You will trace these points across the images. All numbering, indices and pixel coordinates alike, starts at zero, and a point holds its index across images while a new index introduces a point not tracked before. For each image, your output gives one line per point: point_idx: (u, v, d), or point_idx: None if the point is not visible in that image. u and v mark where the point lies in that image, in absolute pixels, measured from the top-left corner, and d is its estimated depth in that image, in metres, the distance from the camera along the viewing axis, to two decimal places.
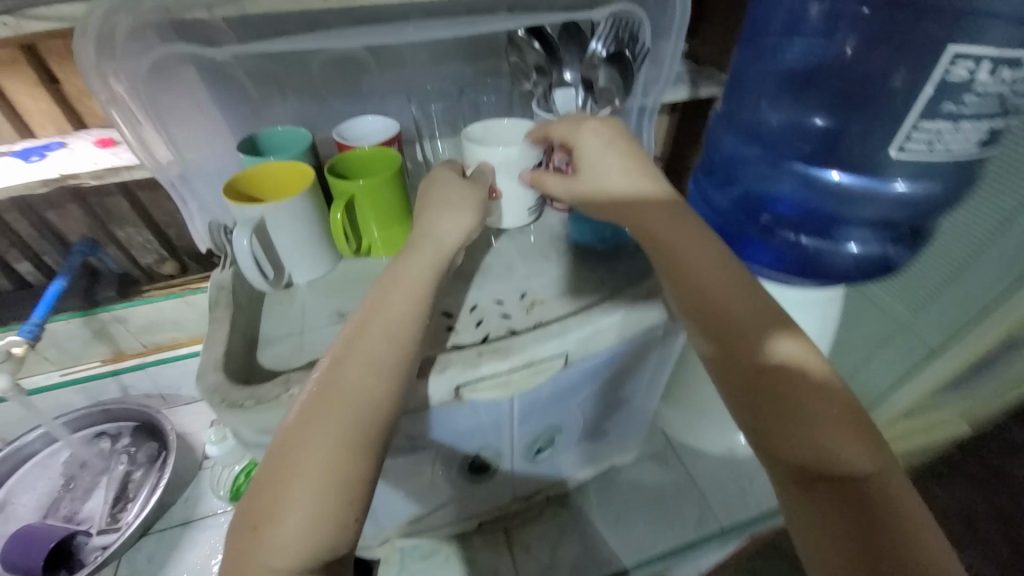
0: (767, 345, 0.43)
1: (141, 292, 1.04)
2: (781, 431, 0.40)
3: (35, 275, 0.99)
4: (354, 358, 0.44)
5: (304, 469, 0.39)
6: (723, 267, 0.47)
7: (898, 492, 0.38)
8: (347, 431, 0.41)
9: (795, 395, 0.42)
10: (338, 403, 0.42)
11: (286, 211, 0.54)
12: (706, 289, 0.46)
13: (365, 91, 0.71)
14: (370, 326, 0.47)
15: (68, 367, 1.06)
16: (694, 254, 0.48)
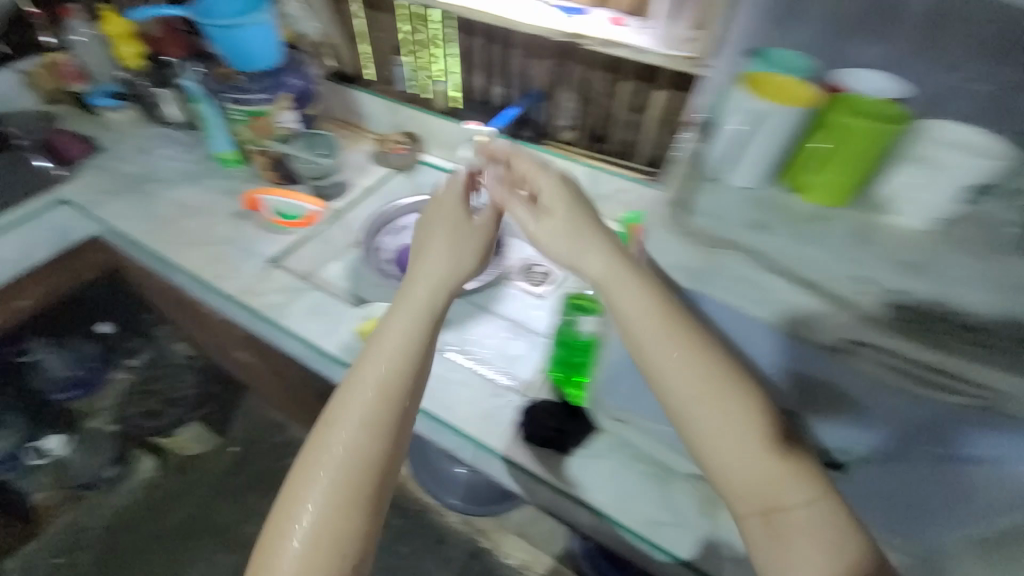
0: (750, 425, 0.67)
1: (545, 144, 1.34)
2: (762, 488, 0.67)
3: (498, 98, 1.37)
4: (382, 357, 0.76)
5: (365, 403, 0.74)
6: (716, 380, 0.67)
7: (818, 513, 0.65)
8: (390, 381, 0.75)
9: (776, 470, 0.67)
10: (377, 373, 0.75)
11: (780, 118, 0.58)
12: (709, 421, 0.68)
13: (907, 36, 0.61)
14: (394, 326, 0.78)
15: None
16: (700, 411, 0.68)
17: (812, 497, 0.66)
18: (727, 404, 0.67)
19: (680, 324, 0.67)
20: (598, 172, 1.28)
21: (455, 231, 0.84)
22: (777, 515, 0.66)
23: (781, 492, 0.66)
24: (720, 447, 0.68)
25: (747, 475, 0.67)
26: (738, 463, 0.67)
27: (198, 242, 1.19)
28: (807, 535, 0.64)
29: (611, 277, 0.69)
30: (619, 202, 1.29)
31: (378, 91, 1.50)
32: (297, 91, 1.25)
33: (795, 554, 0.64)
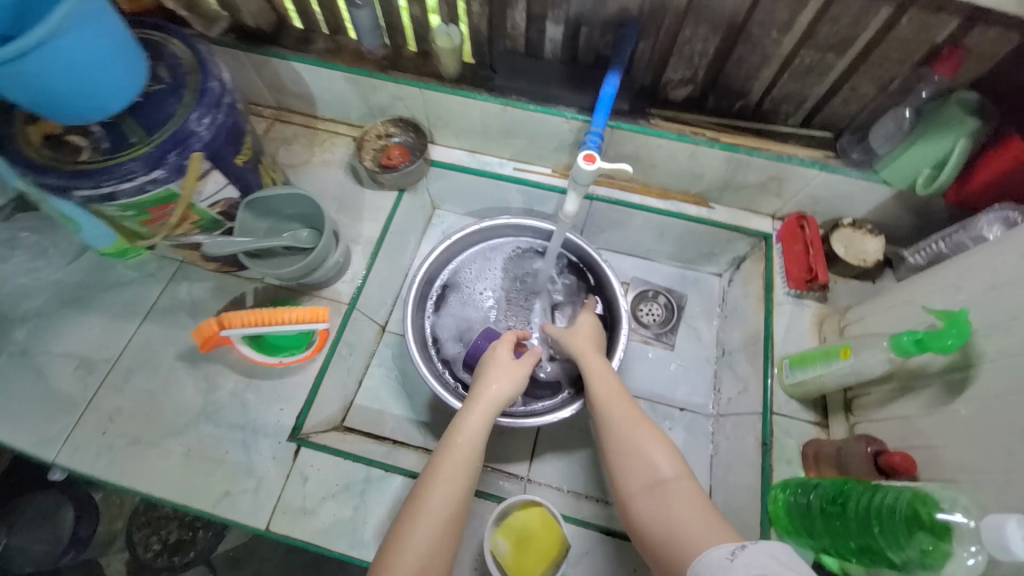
0: (659, 460, 0.58)
1: (651, 121, 0.81)
2: (611, 422, 0.63)
3: (553, 44, 0.80)
4: (462, 462, 0.59)
5: (433, 534, 0.54)
6: (613, 396, 0.66)
7: (676, 487, 0.55)
8: (464, 474, 0.59)
9: (613, 419, 0.63)
10: (452, 488, 0.57)
11: None
12: (590, 373, 0.70)
13: None
14: (471, 424, 0.63)
15: (521, 163, 0.96)
16: (601, 380, 0.68)
17: (695, 484, 0.56)
18: (627, 412, 0.63)
19: (598, 360, 0.72)
20: (745, 157, 0.80)
21: (511, 367, 0.70)
22: (664, 488, 0.55)
23: (666, 466, 0.57)
24: (624, 455, 0.60)
25: (640, 452, 0.59)
26: (643, 468, 0.58)
27: (155, 432, 0.73)
28: (687, 511, 0.53)
29: (586, 353, 0.73)
30: (769, 195, 0.86)
31: (331, 57, 0.87)
32: (219, 133, 0.62)
33: (672, 520, 0.52)
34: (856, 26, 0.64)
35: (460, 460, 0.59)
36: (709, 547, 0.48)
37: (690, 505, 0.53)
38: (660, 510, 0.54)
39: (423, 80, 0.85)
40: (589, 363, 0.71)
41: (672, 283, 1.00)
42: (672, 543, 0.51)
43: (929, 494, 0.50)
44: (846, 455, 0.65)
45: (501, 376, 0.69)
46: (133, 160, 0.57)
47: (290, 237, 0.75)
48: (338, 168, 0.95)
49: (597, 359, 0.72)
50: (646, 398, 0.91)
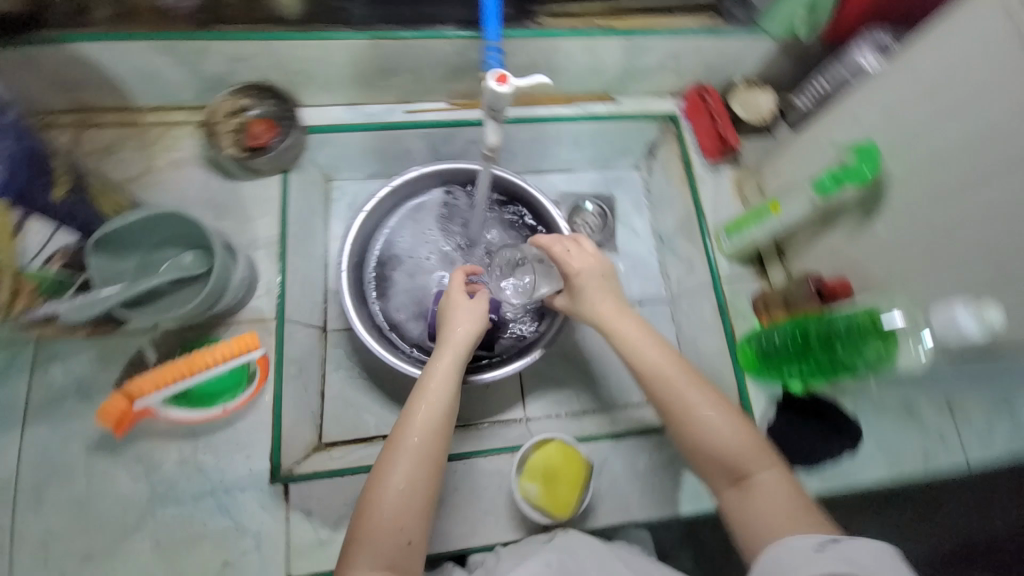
0: (734, 442, 0.54)
1: (539, 22, 0.75)
2: (679, 403, 0.56)
3: None
4: (432, 413, 0.55)
5: (412, 490, 0.51)
6: (668, 361, 0.59)
7: (768, 483, 0.52)
8: (438, 425, 0.54)
9: (686, 404, 0.56)
10: (426, 429, 0.54)
11: None
12: (635, 345, 0.60)
13: None
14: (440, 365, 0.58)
15: (410, 104, 0.85)
16: (649, 352, 0.60)
17: (780, 471, 0.53)
18: (695, 390, 0.57)
19: (639, 323, 0.62)
20: (641, 40, 0.77)
21: (472, 305, 0.64)
22: (748, 478, 0.53)
23: (745, 452, 0.54)
24: (704, 440, 0.55)
25: (714, 435, 0.54)
26: (724, 453, 0.54)
27: (105, 537, 0.61)
28: (774, 505, 0.50)
29: (623, 324, 0.62)
30: (667, 74, 0.85)
31: (128, 27, 0.67)
32: (15, 166, 0.46)
33: (765, 515, 0.50)
34: None
35: (434, 408, 0.55)
36: (787, 536, 0.47)
37: (780, 496, 0.51)
38: (747, 505, 0.52)
39: (263, 29, 0.69)
40: (626, 330, 0.61)
41: (597, 187, 0.99)
42: (757, 537, 0.50)
43: (870, 311, 0.57)
44: (792, 294, 0.72)
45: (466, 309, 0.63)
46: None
47: (170, 266, 0.61)
48: (196, 163, 0.78)
49: (614, 305, 0.63)
50: None
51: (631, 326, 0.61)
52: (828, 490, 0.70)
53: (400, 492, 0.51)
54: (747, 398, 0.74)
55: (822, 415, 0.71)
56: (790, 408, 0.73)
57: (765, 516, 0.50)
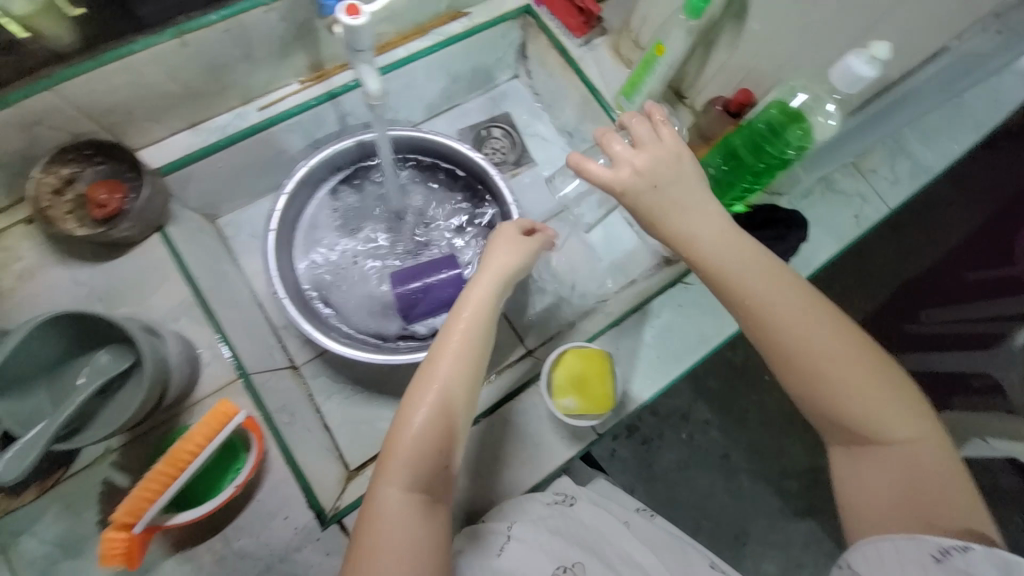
0: (858, 401, 0.47)
1: None
2: (808, 352, 0.47)
3: None
4: (453, 369, 0.50)
5: (425, 450, 0.48)
6: (798, 295, 0.49)
7: (903, 440, 0.47)
8: (457, 379, 0.50)
9: (817, 354, 0.47)
10: (456, 369, 0.50)
11: None
12: (757, 286, 0.49)
13: None
14: (470, 297, 0.54)
15: (261, 99, 0.75)
16: (779, 298, 0.48)
17: (938, 448, 0.47)
18: (843, 343, 0.48)
19: (780, 272, 0.49)
20: None
21: (516, 239, 0.60)
22: (868, 443, 0.47)
23: (904, 421, 0.47)
24: (834, 393, 0.47)
25: (857, 399, 0.47)
26: (852, 414, 0.47)
27: None
28: (892, 474, 0.46)
29: (746, 261, 0.49)
30: None
31: None
32: None
33: (878, 476, 0.47)
34: None
35: (458, 363, 0.51)
36: (900, 533, 0.44)
37: (904, 458, 0.46)
38: (862, 474, 0.48)
39: (46, 75, 0.57)
40: (740, 269, 0.49)
41: (490, 111, 0.97)
42: (861, 509, 0.47)
43: (773, 102, 0.61)
44: (705, 126, 0.75)
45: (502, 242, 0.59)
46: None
47: (88, 373, 0.52)
48: (53, 264, 0.65)
49: (719, 227, 0.51)
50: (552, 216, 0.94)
51: (761, 253, 0.50)
52: None
53: (428, 426, 0.49)
54: None
55: (772, 221, 0.77)
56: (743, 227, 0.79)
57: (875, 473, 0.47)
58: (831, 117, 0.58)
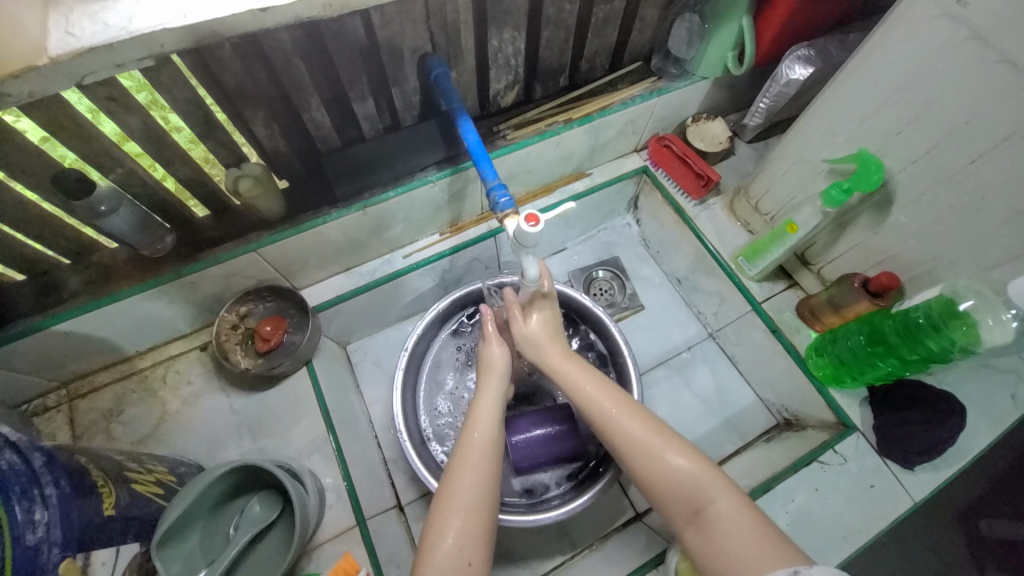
0: (705, 487, 0.49)
1: (507, 137, 0.77)
2: (638, 454, 0.52)
3: (370, 121, 0.68)
4: (480, 457, 0.54)
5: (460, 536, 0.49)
6: (623, 402, 0.56)
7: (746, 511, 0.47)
8: (486, 471, 0.53)
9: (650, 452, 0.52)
10: (479, 467, 0.53)
11: None
12: (595, 395, 0.57)
13: None
14: (480, 404, 0.59)
15: (406, 247, 0.84)
16: (593, 402, 0.57)
17: (737, 497, 0.47)
18: (632, 423, 0.54)
19: (587, 374, 0.59)
20: (601, 120, 0.81)
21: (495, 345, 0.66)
22: (703, 514, 0.48)
23: (699, 481, 0.49)
24: (678, 484, 0.49)
25: (660, 468, 0.51)
26: (676, 485, 0.49)
27: None
28: (737, 539, 0.45)
29: (589, 372, 0.59)
30: (629, 137, 0.89)
31: (107, 289, 0.63)
32: (67, 506, 0.41)
33: (724, 547, 0.45)
34: None
35: (483, 459, 0.54)
36: (754, 572, 0.41)
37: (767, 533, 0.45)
38: (707, 547, 0.46)
39: (251, 239, 0.67)
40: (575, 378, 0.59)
41: (599, 254, 1.02)
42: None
43: (936, 297, 0.60)
44: (838, 298, 0.73)
45: (501, 340, 0.65)
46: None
47: (243, 525, 0.55)
48: (215, 391, 0.73)
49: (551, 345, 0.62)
50: (661, 361, 0.93)
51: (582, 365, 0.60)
52: (954, 471, 0.69)
53: (460, 533, 0.49)
54: (841, 412, 0.75)
55: (920, 400, 0.71)
56: (885, 405, 0.73)
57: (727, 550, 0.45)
58: (1014, 319, 0.54)
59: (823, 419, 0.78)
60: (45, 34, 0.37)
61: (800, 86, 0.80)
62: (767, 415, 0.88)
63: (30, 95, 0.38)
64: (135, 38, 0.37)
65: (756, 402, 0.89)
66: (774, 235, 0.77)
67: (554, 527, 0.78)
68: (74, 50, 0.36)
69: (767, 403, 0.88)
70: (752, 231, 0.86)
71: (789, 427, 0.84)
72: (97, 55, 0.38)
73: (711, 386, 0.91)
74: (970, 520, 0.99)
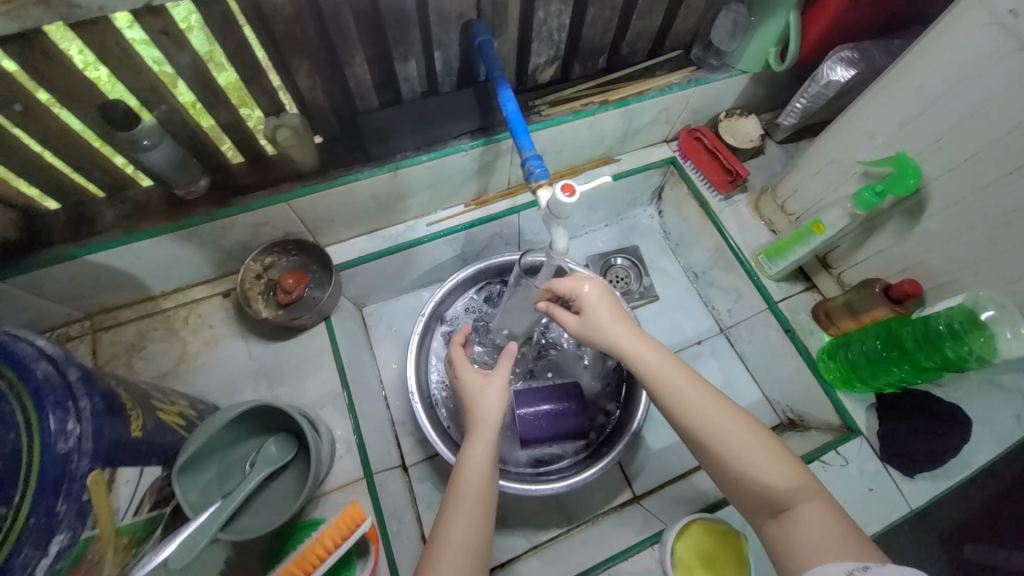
0: (772, 470, 0.50)
1: (542, 113, 0.77)
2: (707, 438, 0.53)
3: (410, 83, 0.68)
4: (476, 485, 0.55)
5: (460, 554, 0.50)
6: (696, 386, 0.56)
7: (813, 499, 0.48)
8: (479, 494, 0.54)
9: (720, 437, 0.52)
10: (475, 494, 0.54)
11: None
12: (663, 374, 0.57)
13: None
14: (477, 440, 0.58)
15: (430, 215, 0.85)
16: (662, 385, 0.56)
17: (825, 502, 0.47)
18: (720, 416, 0.53)
19: (658, 356, 0.58)
20: (637, 105, 0.80)
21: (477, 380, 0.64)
22: (785, 511, 0.48)
23: (785, 481, 0.49)
24: (748, 466, 0.51)
25: (745, 465, 0.51)
26: (755, 475, 0.50)
27: None
28: (819, 538, 0.45)
29: (660, 354, 0.59)
30: (661, 126, 0.89)
31: (139, 224, 0.64)
32: (98, 422, 0.43)
33: (794, 530, 0.46)
34: None
35: (475, 487, 0.54)
36: (826, 565, 0.43)
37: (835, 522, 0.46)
38: (779, 531, 0.47)
39: (283, 190, 0.68)
40: (641, 362, 0.58)
41: (618, 242, 1.03)
42: (789, 562, 0.46)
43: (958, 304, 0.60)
44: (856, 302, 0.74)
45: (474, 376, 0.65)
46: (12, 554, 0.35)
47: (259, 462, 0.57)
48: (234, 337, 0.75)
49: (620, 328, 0.61)
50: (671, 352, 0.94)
51: (648, 347, 0.59)
52: (953, 483, 0.70)
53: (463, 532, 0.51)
54: (848, 415, 0.75)
55: (928, 410, 0.71)
56: (892, 412, 0.73)
57: (797, 536, 0.46)
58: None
59: (827, 421, 0.78)
60: None
61: (840, 89, 0.79)
62: (771, 413, 0.88)
63: None
64: None
65: (761, 401, 0.89)
66: (797, 235, 0.77)
67: (551, 501, 0.79)
68: None
69: (772, 402, 0.89)
70: (775, 230, 0.86)
71: (793, 427, 0.85)
72: None
73: (718, 381, 0.91)
74: (955, 539, 0.99)
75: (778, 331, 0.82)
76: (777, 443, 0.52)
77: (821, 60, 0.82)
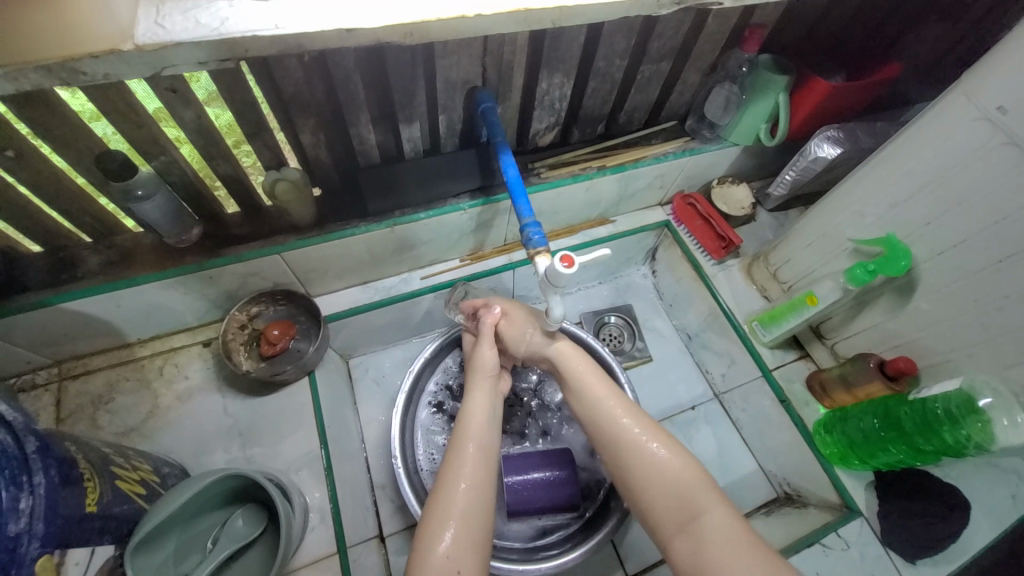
0: (690, 485, 0.52)
1: (541, 175, 0.78)
2: (634, 453, 0.56)
3: (412, 143, 0.69)
4: (466, 489, 0.52)
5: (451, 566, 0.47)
6: (626, 408, 0.60)
7: (729, 516, 0.50)
8: (477, 504, 0.51)
9: (646, 453, 0.55)
10: (467, 503, 0.51)
11: None
12: (598, 395, 0.61)
13: None
14: (470, 443, 0.56)
15: (424, 269, 0.84)
16: (597, 402, 0.60)
17: (729, 506, 0.51)
18: (647, 437, 0.56)
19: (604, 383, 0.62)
20: (633, 171, 0.82)
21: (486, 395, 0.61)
22: (694, 520, 0.50)
23: (698, 488, 0.52)
24: (664, 477, 0.53)
25: (661, 478, 0.53)
26: (677, 492, 0.52)
27: None
28: (728, 545, 0.48)
29: (601, 377, 0.63)
30: (656, 191, 0.91)
31: (123, 271, 0.62)
32: (53, 498, 0.39)
33: (709, 543, 0.49)
34: (675, 39, 0.70)
35: (475, 495, 0.52)
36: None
37: (741, 536, 0.48)
38: (696, 547, 0.49)
39: (279, 242, 0.67)
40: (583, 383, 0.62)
41: (612, 300, 1.03)
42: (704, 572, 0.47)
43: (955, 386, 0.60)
44: (850, 375, 0.73)
45: (483, 391, 0.61)
46: None
47: (224, 539, 0.53)
48: (211, 390, 0.71)
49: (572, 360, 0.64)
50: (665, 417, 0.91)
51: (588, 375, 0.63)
52: (954, 568, 0.67)
53: (457, 534, 0.49)
54: (845, 493, 0.73)
55: (927, 491, 0.69)
56: (890, 490, 0.71)
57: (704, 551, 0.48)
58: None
59: (825, 497, 0.76)
60: (134, 22, 0.37)
61: (827, 164, 0.82)
62: (769, 487, 0.85)
63: (103, 80, 0.38)
64: (222, 39, 0.37)
65: (759, 472, 0.87)
66: (790, 305, 0.77)
67: None
68: (161, 42, 0.37)
69: (768, 473, 0.86)
70: (768, 297, 0.87)
71: (790, 501, 0.82)
72: (178, 50, 0.38)
73: (714, 449, 0.88)
74: None
75: (772, 400, 0.80)
76: (696, 461, 0.55)
77: (809, 136, 0.86)
